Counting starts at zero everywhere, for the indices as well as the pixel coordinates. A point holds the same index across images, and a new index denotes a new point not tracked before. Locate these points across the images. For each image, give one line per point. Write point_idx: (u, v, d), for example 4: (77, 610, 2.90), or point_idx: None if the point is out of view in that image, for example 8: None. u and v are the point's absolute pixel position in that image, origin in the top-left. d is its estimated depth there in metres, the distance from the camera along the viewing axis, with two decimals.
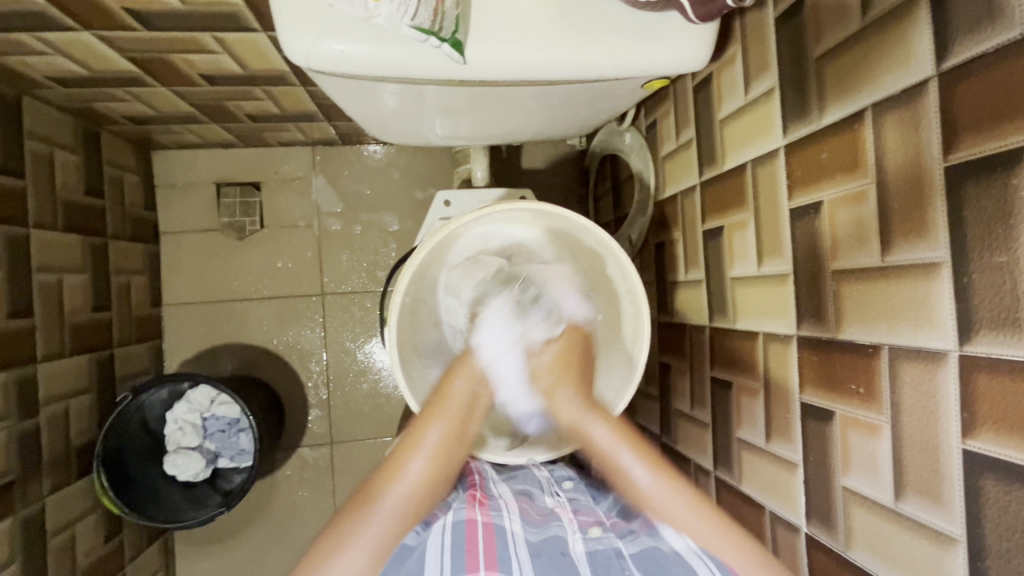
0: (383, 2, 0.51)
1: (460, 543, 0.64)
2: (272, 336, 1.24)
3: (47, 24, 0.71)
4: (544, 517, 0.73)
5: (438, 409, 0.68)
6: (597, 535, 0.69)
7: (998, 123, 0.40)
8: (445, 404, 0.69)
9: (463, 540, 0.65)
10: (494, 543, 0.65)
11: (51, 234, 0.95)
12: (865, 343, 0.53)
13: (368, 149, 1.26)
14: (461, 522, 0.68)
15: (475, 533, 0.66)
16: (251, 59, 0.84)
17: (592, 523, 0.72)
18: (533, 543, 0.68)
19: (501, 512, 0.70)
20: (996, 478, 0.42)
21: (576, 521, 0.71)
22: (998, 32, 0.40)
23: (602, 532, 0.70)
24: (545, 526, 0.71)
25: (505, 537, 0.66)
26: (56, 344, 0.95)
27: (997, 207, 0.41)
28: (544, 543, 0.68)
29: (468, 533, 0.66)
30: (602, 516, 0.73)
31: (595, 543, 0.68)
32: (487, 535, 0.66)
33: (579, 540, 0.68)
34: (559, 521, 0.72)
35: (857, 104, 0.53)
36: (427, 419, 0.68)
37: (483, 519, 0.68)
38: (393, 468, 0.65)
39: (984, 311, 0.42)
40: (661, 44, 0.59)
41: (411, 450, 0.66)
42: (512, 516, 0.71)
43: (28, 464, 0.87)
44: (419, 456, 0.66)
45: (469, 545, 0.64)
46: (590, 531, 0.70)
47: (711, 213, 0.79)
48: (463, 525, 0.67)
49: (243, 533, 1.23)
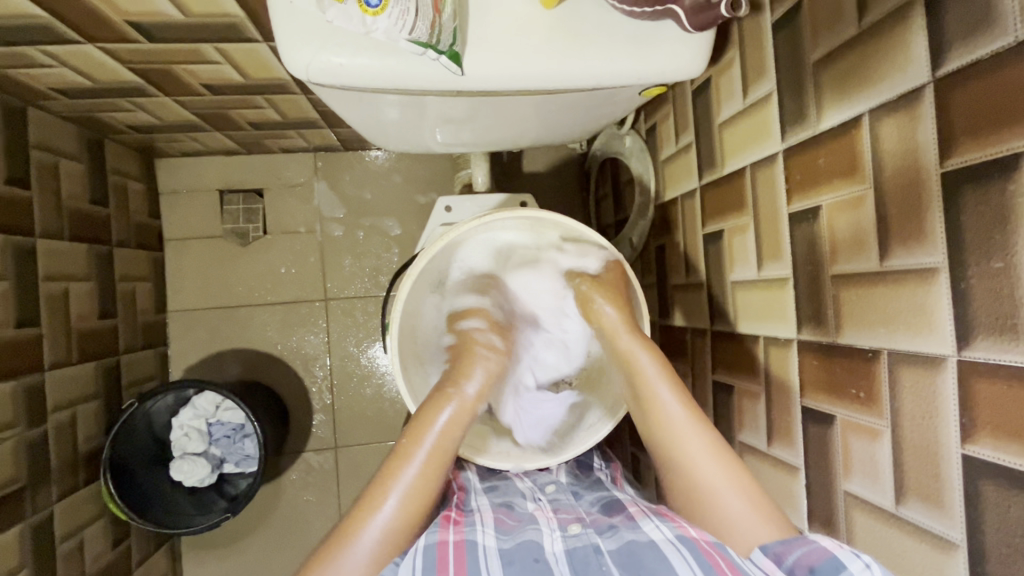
0: (380, 17, 0.51)
1: (430, 565, 0.59)
2: (276, 341, 1.25)
3: (51, 37, 0.72)
4: (520, 523, 0.68)
5: (412, 446, 0.64)
6: (576, 533, 0.66)
7: (995, 130, 0.40)
8: (418, 441, 0.64)
9: (435, 561, 0.59)
10: (465, 559, 0.60)
11: (57, 243, 0.96)
12: (864, 348, 0.53)
13: (370, 155, 1.27)
14: (433, 543, 0.61)
15: (445, 551, 0.61)
16: (252, 68, 0.85)
17: (572, 521, 0.69)
18: (505, 549, 0.63)
19: (475, 527, 0.66)
20: (996, 483, 0.42)
21: (554, 520, 0.69)
22: (993, 39, 0.40)
23: (582, 529, 0.66)
24: (519, 531, 0.67)
25: (476, 550, 0.62)
26: (64, 352, 0.96)
27: (995, 213, 0.41)
28: (518, 549, 0.63)
29: (439, 552, 0.60)
30: (583, 514, 0.71)
31: (575, 540, 0.64)
32: (459, 551, 0.61)
33: (557, 539, 0.65)
34: (536, 525, 0.68)
35: (854, 109, 0.53)
36: (400, 458, 0.64)
37: (455, 538, 0.63)
38: (366, 507, 0.61)
39: (982, 318, 0.42)
40: (658, 52, 0.59)
41: (383, 492, 0.62)
42: (487, 529, 0.66)
43: (37, 472, 0.88)
44: (395, 494, 0.62)
45: (440, 565, 0.59)
46: (569, 528, 0.67)
47: (711, 217, 0.79)
48: (435, 546, 0.61)
49: (250, 537, 1.23)
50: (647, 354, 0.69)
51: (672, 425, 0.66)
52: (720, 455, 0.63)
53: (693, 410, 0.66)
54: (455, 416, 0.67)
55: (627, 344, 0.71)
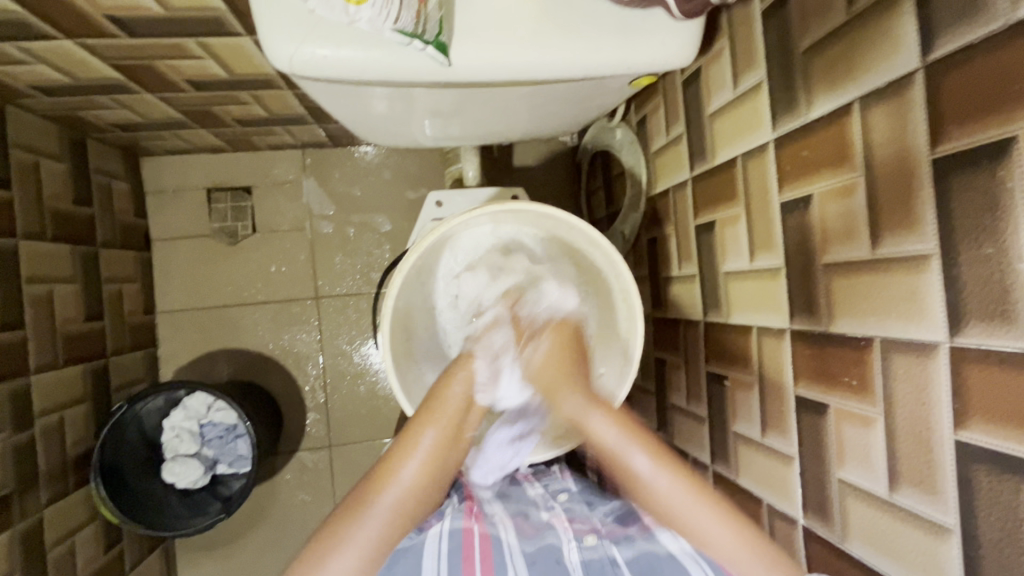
0: (364, 6, 0.50)
1: (455, 552, 0.66)
2: (268, 340, 1.24)
3: (26, 33, 0.70)
4: (539, 529, 0.71)
5: (431, 414, 0.67)
6: (592, 543, 0.68)
7: (986, 116, 0.40)
8: (438, 408, 0.67)
9: (459, 548, 0.66)
10: (489, 556, 0.66)
11: (40, 244, 0.94)
12: (856, 336, 0.53)
13: (359, 150, 1.26)
14: (459, 530, 0.69)
15: (471, 542, 0.67)
16: (236, 63, 0.83)
17: (587, 531, 0.70)
18: (528, 553, 0.67)
19: (497, 524, 0.71)
20: (988, 469, 0.42)
21: (571, 529, 0.70)
22: (983, 23, 0.40)
23: (597, 540, 0.68)
24: (540, 536, 0.70)
25: (500, 547, 0.67)
26: (49, 355, 0.94)
27: (986, 199, 0.41)
28: (540, 553, 0.67)
29: (465, 540, 0.68)
30: (598, 524, 0.72)
31: (591, 551, 0.67)
32: (484, 547, 0.67)
33: (574, 548, 0.67)
34: (554, 531, 0.71)
35: (844, 97, 0.53)
36: (421, 423, 0.66)
37: (479, 530, 0.69)
38: (386, 470, 0.64)
39: (974, 303, 0.42)
40: (647, 41, 0.59)
41: (404, 455, 0.65)
42: (507, 529, 0.70)
43: (25, 477, 0.87)
44: (414, 458, 0.65)
45: (466, 558, 0.65)
46: (586, 538, 0.68)
47: (703, 208, 0.79)
48: (460, 532, 0.68)
49: (245, 537, 1.23)
50: (596, 417, 0.68)
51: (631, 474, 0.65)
52: (678, 477, 0.63)
53: (645, 441, 0.66)
54: (467, 385, 0.69)
55: (574, 408, 0.70)
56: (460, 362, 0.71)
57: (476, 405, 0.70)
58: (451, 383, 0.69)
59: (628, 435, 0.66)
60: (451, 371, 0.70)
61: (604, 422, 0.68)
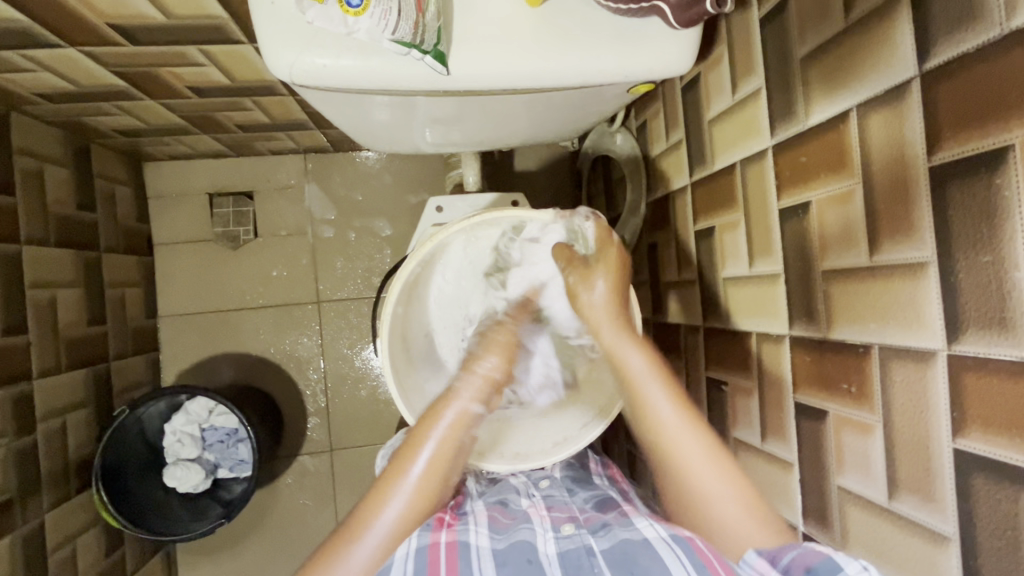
0: (363, 17, 0.50)
1: (421, 568, 0.60)
2: (269, 344, 1.24)
3: (31, 41, 0.71)
4: (514, 521, 0.70)
5: (418, 447, 0.67)
6: (569, 533, 0.66)
7: (982, 124, 0.40)
8: (425, 441, 0.67)
9: (427, 564, 0.61)
10: (457, 562, 0.62)
11: (44, 249, 0.95)
12: (855, 343, 0.53)
13: (361, 155, 1.26)
14: (425, 546, 0.63)
15: (438, 555, 0.62)
16: (238, 70, 0.84)
17: (565, 520, 0.69)
18: (499, 551, 0.64)
19: (468, 526, 0.67)
20: (987, 477, 0.42)
21: (547, 519, 0.69)
22: (978, 32, 0.40)
23: (575, 529, 0.67)
24: (513, 530, 0.68)
25: (468, 553, 0.63)
26: (52, 359, 0.95)
27: (983, 206, 0.41)
28: (511, 550, 0.64)
29: (431, 555, 0.62)
30: (577, 512, 0.71)
31: (568, 542, 0.65)
32: (451, 555, 0.62)
33: (550, 540, 0.65)
34: (529, 524, 0.68)
35: (841, 105, 0.53)
36: (408, 457, 0.67)
37: (447, 539, 0.64)
38: (370, 506, 0.65)
39: (971, 311, 0.42)
40: (645, 49, 0.59)
41: (389, 490, 0.65)
42: (479, 529, 0.67)
43: (27, 481, 0.87)
44: (398, 496, 0.65)
45: (431, 567, 0.61)
46: (563, 529, 0.67)
47: (703, 213, 0.79)
48: (427, 549, 0.62)
49: (245, 542, 1.23)
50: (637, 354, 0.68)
51: (654, 414, 0.66)
52: (698, 432, 0.64)
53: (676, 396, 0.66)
54: (461, 426, 0.68)
55: (613, 339, 0.69)
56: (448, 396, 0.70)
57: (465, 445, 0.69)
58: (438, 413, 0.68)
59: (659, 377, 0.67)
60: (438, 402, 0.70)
61: (640, 359, 0.68)
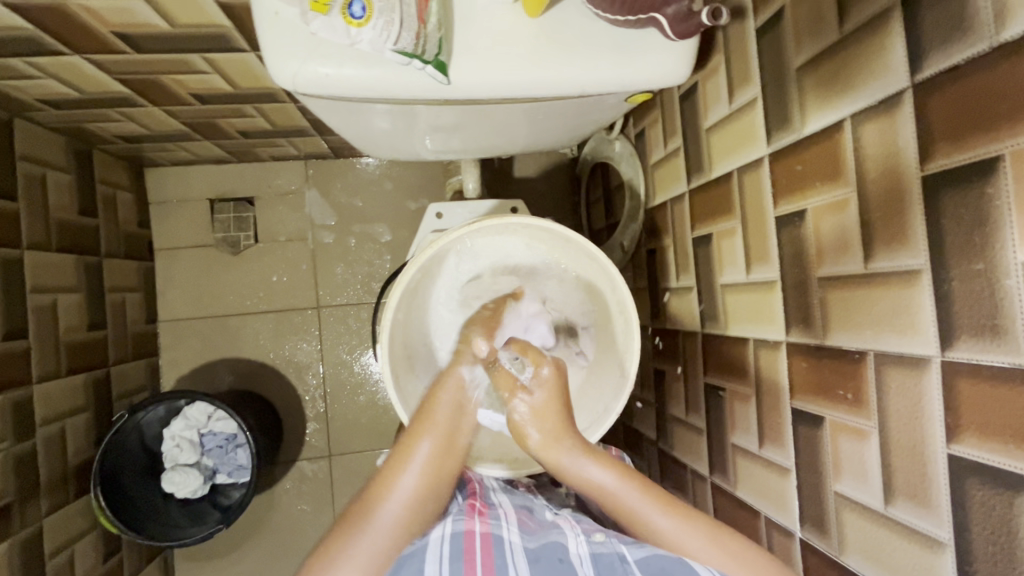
0: (365, 28, 0.51)
1: (457, 555, 0.56)
2: (269, 349, 1.25)
3: (37, 49, 0.72)
4: (543, 527, 0.66)
5: (427, 423, 0.66)
6: (601, 539, 0.61)
7: (974, 135, 0.41)
8: (432, 418, 0.67)
9: (461, 551, 0.57)
10: (492, 552, 0.57)
11: (45, 255, 0.95)
12: (851, 349, 0.54)
13: (361, 161, 1.27)
14: (459, 533, 0.60)
15: (472, 544, 0.58)
16: (241, 77, 0.85)
17: (596, 530, 0.64)
18: (530, 549, 0.60)
19: (500, 522, 0.63)
20: (981, 483, 0.42)
21: (578, 527, 0.64)
22: (969, 45, 0.41)
23: (607, 536, 0.61)
24: (543, 533, 0.64)
25: (501, 547, 0.58)
26: (52, 364, 0.95)
27: (974, 216, 0.41)
28: (543, 549, 0.60)
29: (466, 542, 0.58)
30: (607, 524, 0.66)
31: (600, 546, 0.59)
32: (486, 545, 0.58)
33: (581, 543, 0.60)
34: (559, 529, 0.65)
35: (836, 114, 0.54)
36: (417, 433, 0.66)
37: (481, 529, 0.61)
38: (382, 483, 0.62)
39: (964, 318, 0.43)
40: (642, 59, 0.60)
41: (403, 464, 0.63)
42: (511, 527, 0.63)
43: (26, 486, 0.87)
44: (411, 472, 0.63)
45: (465, 555, 0.57)
46: (595, 535, 0.62)
47: (700, 220, 0.80)
48: (462, 535, 0.59)
49: (243, 548, 1.22)
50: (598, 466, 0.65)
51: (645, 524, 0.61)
52: (685, 521, 0.60)
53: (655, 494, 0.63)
54: (459, 390, 0.69)
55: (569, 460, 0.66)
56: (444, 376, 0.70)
57: (466, 413, 0.69)
58: (440, 390, 0.69)
59: (632, 483, 0.63)
60: (438, 381, 0.70)
61: (604, 473, 0.64)
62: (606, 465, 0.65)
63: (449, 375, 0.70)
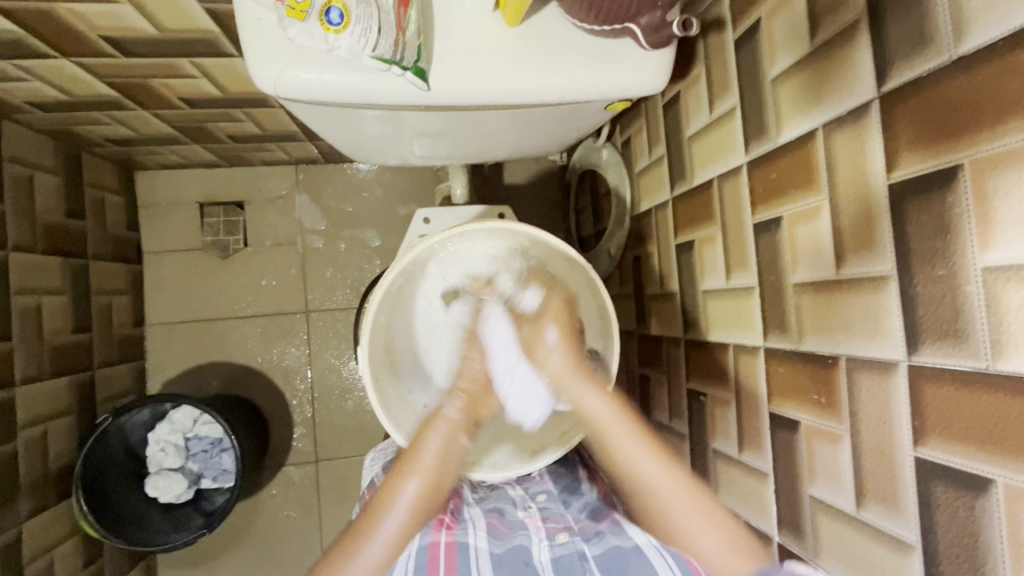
0: (343, 35, 0.52)
1: (423, 566, 0.67)
2: (256, 354, 1.24)
3: (24, 51, 0.72)
4: (511, 529, 0.73)
5: (412, 463, 0.67)
6: (563, 541, 0.71)
7: (936, 144, 0.42)
8: (418, 458, 0.67)
9: (426, 563, 0.67)
10: (456, 561, 0.68)
11: (31, 256, 0.95)
12: (824, 354, 0.54)
13: (352, 167, 1.28)
14: (426, 545, 0.68)
15: (437, 553, 0.68)
16: (229, 81, 0.85)
17: (560, 529, 0.73)
18: (496, 554, 0.70)
19: (468, 529, 0.71)
20: (946, 485, 0.43)
21: (543, 528, 0.72)
22: (930, 57, 0.42)
23: (569, 538, 0.71)
24: (511, 536, 0.72)
25: (466, 553, 0.68)
26: (35, 366, 0.95)
27: (937, 222, 0.42)
28: (509, 554, 0.70)
29: (431, 553, 0.68)
30: (571, 521, 0.74)
31: (561, 549, 0.70)
32: (450, 554, 0.68)
33: (545, 548, 0.70)
34: (525, 530, 0.73)
35: (809, 123, 0.55)
36: (403, 472, 0.67)
37: (446, 540, 0.69)
38: (368, 522, 0.66)
39: (929, 323, 0.43)
40: (620, 68, 0.61)
41: (385, 508, 0.66)
42: (478, 532, 0.72)
43: (6, 488, 0.86)
44: (394, 515, 0.66)
45: (431, 566, 0.67)
46: (557, 537, 0.71)
47: (683, 227, 0.81)
48: (428, 547, 0.68)
49: (228, 553, 1.21)
50: (593, 395, 0.69)
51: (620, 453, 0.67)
52: (672, 468, 0.65)
53: (645, 438, 0.67)
54: (447, 437, 0.69)
55: (568, 379, 0.70)
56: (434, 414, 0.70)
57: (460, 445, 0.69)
58: (428, 434, 0.68)
59: (623, 417, 0.68)
60: (431, 421, 0.70)
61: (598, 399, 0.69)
62: (600, 394, 0.69)
63: (436, 417, 0.70)
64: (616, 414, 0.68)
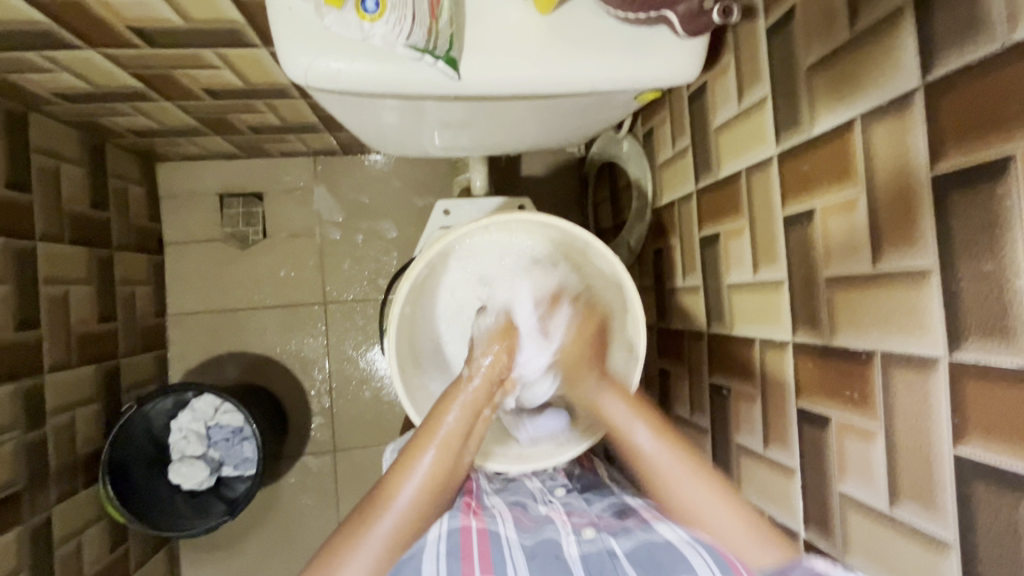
0: (378, 23, 0.52)
1: (454, 550, 0.62)
2: (275, 344, 1.26)
3: (52, 43, 0.73)
4: (538, 523, 0.70)
5: (429, 433, 0.64)
6: (591, 537, 0.66)
7: (984, 135, 0.41)
8: (436, 429, 0.64)
9: (458, 547, 0.63)
10: (488, 551, 0.63)
11: (57, 246, 0.96)
12: (858, 350, 0.53)
13: (369, 158, 1.28)
14: (456, 529, 0.65)
15: (469, 541, 0.64)
16: (252, 73, 0.85)
17: (586, 524, 0.69)
18: (527, 546, 0.65)
19: (496, 519, 0.68)
20: (988, 484, 0.42)
21: (570, 523, 0.69)
22: (980, 44, 0.41)
23: (596, 533, 0.66)
24: (539, 530, 0.68)
25: (498, 541, 0.64)
26: (63, 355, 0.96)
27: (985, 217, 0.41)
28: (539, 546, 0.65)
29: (462, 539, 0.64)
30: (595, 517, 0.70)
31: (590, 545, 0.65)
32: (482, 540, 0.64)
33: (574, 543, 0.65)
34: (553, 525, 0.69)
35: (845, 114, 0.54)
36: (421, 443, 0.64)
37: (477, 525, 0.66)
38: (383, 494, 0.62)
39: (972, 318, 0.43)
40: (652, 58, 0.60)
41: (402, 476, 0.63)
42: (506, 523, 0.68)
43: (36, 474, 0.88)
44: (410, 482, 0.63)
45: (463, 551, 0.62)
46: (585, 532, 0.67)
47: (708, 220, 0.80)
48: (457, 532, 0.65)
49: (248, 540, 1.23)
50: (614, 400, 0.68)
51: (634, 447, 0.66)
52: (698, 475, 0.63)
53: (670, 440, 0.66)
54: (463, 410, 0.65)
55: (587, 387, 0.70)
56: (454, 387, 0.67)
57: (478, 427, 0.66)
58: (446, 407, 0.65)
59: (643, 416, 0.67)
60: (447, 395, 0.66)
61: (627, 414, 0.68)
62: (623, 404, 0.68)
63: (458, 385, 0.67)
64: (637, 414, 0.67)
